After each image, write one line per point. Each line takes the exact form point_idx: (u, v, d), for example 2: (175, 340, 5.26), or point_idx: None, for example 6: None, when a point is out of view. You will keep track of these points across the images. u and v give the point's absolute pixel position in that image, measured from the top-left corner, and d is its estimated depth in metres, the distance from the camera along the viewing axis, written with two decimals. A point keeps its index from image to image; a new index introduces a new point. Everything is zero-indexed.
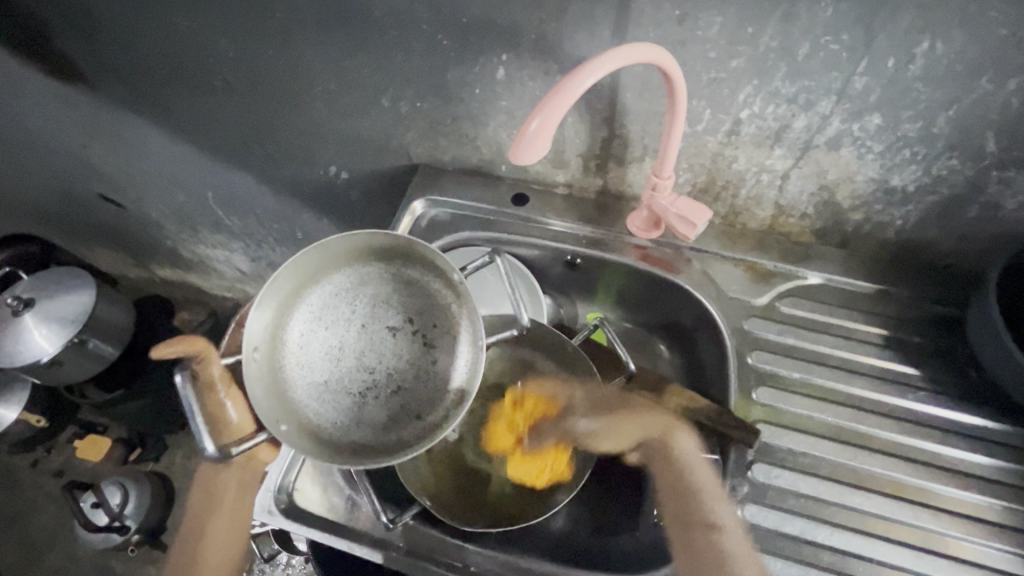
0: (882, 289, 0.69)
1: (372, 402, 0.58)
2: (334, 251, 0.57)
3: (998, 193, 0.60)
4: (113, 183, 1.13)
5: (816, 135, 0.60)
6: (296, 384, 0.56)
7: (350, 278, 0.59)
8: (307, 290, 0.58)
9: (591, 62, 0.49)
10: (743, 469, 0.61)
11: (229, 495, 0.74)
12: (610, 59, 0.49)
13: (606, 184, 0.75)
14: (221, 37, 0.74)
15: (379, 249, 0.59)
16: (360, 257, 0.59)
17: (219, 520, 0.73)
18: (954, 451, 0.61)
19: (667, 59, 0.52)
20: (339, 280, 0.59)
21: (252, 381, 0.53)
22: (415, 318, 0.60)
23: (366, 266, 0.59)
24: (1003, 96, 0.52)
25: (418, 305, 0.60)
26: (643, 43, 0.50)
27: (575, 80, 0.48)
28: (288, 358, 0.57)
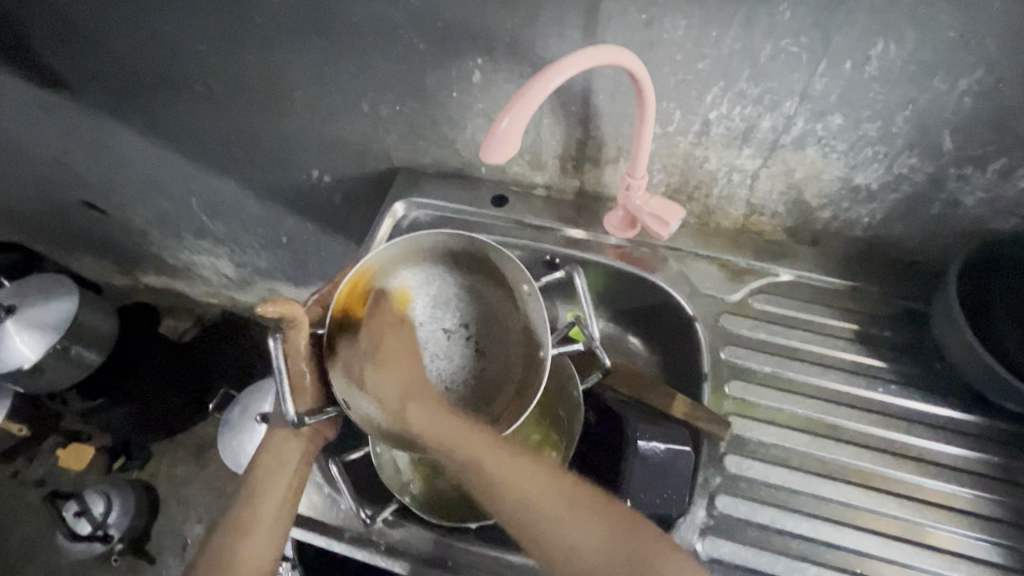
0: (852, 285, 0.71)
1: None
2: (418, 247, 0.61)
3: (957, 190, 0.62)
4: (96, 189, 1.13)
5: (782, 135, 0.62)
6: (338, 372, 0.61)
7: (418, 276, 0.61)
8: (379, 278, 0.60)
9: (546, 70, 0.51)
10: (717, 462, 0.62)
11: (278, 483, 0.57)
12: (563, 65, 0.50)
13: (583, 185, 0.77)
14: (201, 43, 0.75)
15: (453, 252, 0.62)
16: (438, 255, 0.62)
17: (261, 500, 0.57)
18: (920, 440, 0.63)
19: (621, 58, 0.52)
20: (407, 274, 0.61)
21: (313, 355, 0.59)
22: (469, 324, 0.62)
23: (441, 265, 0.62)
24: (956, 96, 0.54)
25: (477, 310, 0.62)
26: (594, 48, 0.51)
27: (540, 85, 0.50)
28: None
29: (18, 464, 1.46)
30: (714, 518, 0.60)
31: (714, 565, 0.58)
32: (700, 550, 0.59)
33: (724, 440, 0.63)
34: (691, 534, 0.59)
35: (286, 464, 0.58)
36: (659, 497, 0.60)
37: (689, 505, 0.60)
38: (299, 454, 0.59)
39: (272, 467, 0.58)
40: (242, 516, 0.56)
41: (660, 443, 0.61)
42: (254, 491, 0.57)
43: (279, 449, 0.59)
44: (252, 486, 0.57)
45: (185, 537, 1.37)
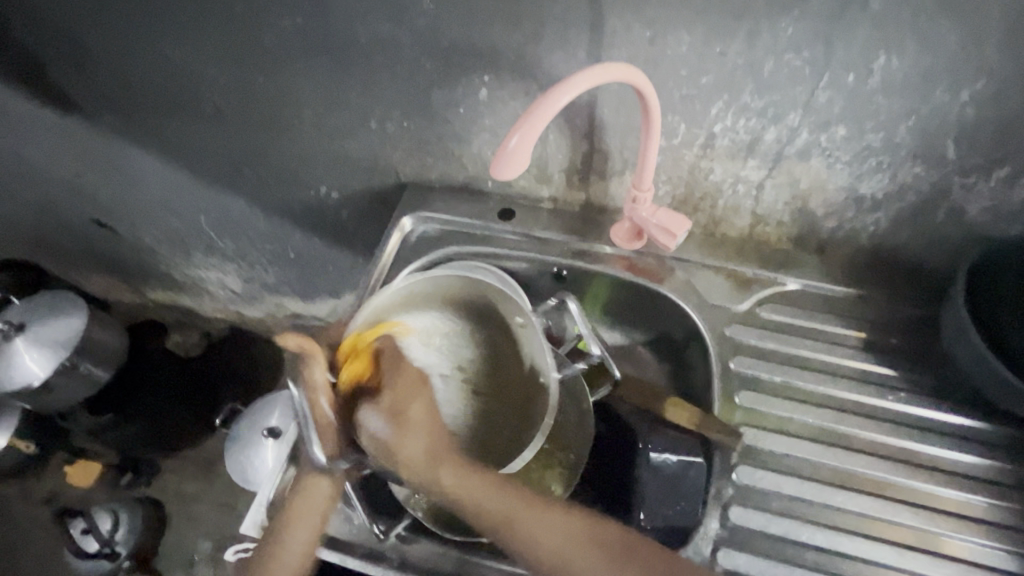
0: (859, 293, 0.71)
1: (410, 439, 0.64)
2: (415, 296, 0.65)
3: (962, 198, 0.63)
4: (105, 208, 1.14)
5: (787, 146, 0.63)
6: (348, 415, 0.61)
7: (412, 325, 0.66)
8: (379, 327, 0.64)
9: (539, 103, 0.51)
10: (728, 472, 0.62)
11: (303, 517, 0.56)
12: (554, 99, 0.51)
13: (589, 198, 0.78)
14: (210, 64, 0.76)
15: (447, 299, 0.67)
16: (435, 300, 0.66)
17: (292, 530, 0.56)
18: (933, 449, 0.63)
19: (609, 73, 0.52)
20: (401, 323, 0.65)
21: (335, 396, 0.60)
22: (464, 367, 0.66)
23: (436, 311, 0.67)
24: (958, 106, 0.55)
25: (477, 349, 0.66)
26: (583, 73, 0.52)
27: (529, 123, 0.51)
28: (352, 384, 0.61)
29: (26, 482, 1.46)
30: (728, 529, 0.60)
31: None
32: (714, 562, 0.58)
33: (735, 451, 0.62)
34: (704, 546, 0.59)
35: (318, 497, 0.57)
36: (675, 509, 0.61)
37: (701, 516, 0.60)
38: (332, 489, 0.57)
39: (304, 498, 0.56)
40: (274, 538, 0.56)
41: (672, 455, 0.62)
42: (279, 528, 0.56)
43: (309, 482, 0.57)
44: (284, 515, 0.56)
45: (193, 554, 1.36)
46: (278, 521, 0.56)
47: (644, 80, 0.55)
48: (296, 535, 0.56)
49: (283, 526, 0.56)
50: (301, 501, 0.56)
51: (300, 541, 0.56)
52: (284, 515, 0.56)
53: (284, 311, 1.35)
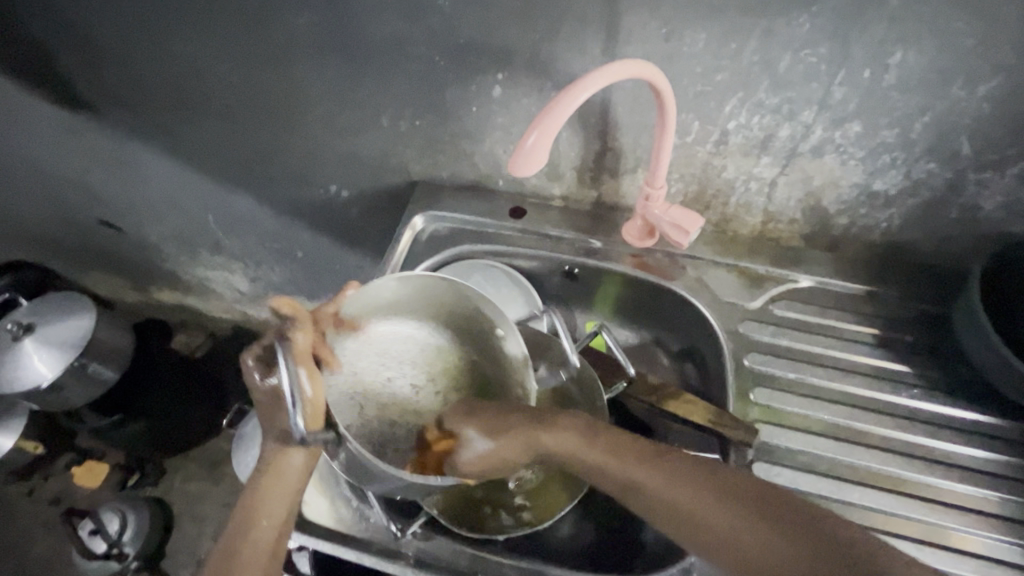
0: (871, 290, 0.71)
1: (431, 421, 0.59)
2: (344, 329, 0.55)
3: (976, 193, 0.63)
4: (114, 208, 1.14)
5: (801, 143, 0.63)
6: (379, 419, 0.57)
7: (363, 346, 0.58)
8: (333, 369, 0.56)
9: (558, 100, 0.51)
10: (744, 468, 0.62)
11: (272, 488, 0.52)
12: (570, 97, 0.51)
13: (600, 196, 0.78)
14: (223, 62, 0.76)
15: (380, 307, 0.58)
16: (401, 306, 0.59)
17: (265, 506, 0.52)
18: (947, 445, 0.63)
19: (622, 70, 0.52)
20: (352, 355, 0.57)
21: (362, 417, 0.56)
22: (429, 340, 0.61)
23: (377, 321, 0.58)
24: (974, 102, 0.55)
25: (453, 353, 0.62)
26: (598, 71, 0.52)
27: (549, 118, 0.51)
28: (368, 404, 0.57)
29: (33, 482, 1.46)
30: None
31: None
32: None
33: (751, 447, 0.62)
34: None
35: (290, 469, 0.52)
36: None
37: None
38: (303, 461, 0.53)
39: (275, 473, 0.52)
40: (248, 514, 0.52)
41: None
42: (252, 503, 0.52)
43: (279, 455, 0.52)
44: (254, 487, 0.52)
45: (200, 554, 1.37)
46: (249, 498, 0.52)
47: (656, 76, 0.54)
48: (270, 511, 0.52)
49: (254, 503, 0.52)
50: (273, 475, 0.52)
51: (273, 517, 0.52)
52: (252, 494, 0.52)
53: None
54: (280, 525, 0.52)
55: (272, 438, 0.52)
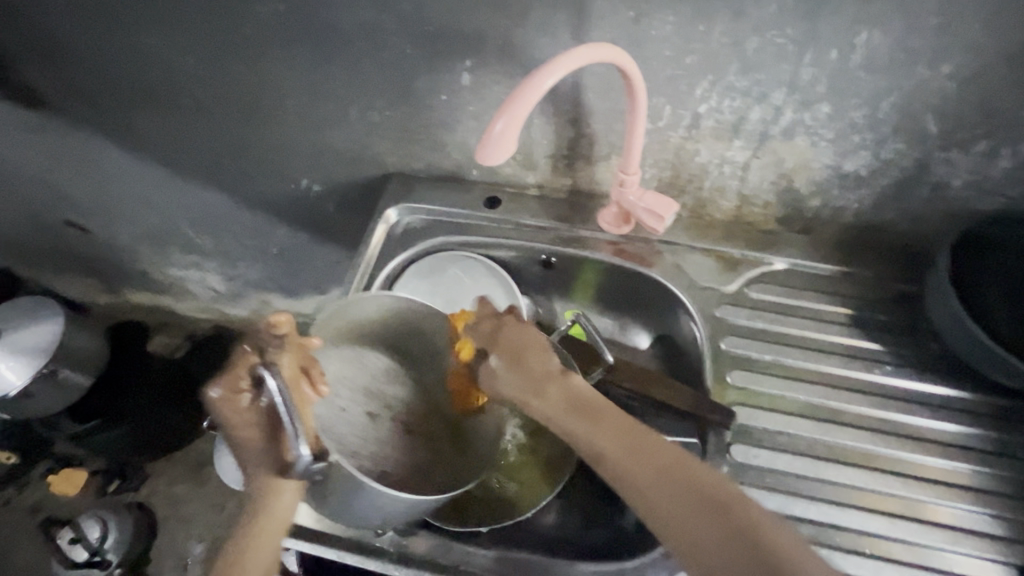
0: (845, 271, 0.72)
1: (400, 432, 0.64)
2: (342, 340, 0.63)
3: (944, 173, 0.63)
4: (80, 208, 1.10)
5: (772, 126, 0.63)
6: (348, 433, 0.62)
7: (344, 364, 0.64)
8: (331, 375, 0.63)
9: (526, 84, 0.50)
10: (723, 451, 0.62)
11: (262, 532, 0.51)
12: (538, 83, 0.50)
13: (575, 183, 0.77)
14: (184, 54, 0.74)
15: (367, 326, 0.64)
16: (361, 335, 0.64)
17: (252, 550, 0.51)
18: (921, 421, 0.64)
19: (590, 53, 0.51)
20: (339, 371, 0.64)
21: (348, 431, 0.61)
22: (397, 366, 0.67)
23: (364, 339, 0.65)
24: (939, 82, 0.56)
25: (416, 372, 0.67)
26: (566, 55, 0.51)
27: (516, 105, 0.50)
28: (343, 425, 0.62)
29: (8, 493, 1.40)
30: None
31: None
32: None
33: (729, 430, 0.63)
34: None
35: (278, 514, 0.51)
36: None
37: None
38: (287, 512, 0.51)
39: (263, 520, 0.51)
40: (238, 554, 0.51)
41: None
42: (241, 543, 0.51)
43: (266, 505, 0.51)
44: (245, 533, 0.51)
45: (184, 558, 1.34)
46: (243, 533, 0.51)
47: (626, 59, 0.54)
48: (256, 556, 0.51)
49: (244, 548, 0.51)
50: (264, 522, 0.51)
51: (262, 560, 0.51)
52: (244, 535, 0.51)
53: (270, 309, 1.32)
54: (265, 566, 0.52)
55: (252, 483, 0.50)
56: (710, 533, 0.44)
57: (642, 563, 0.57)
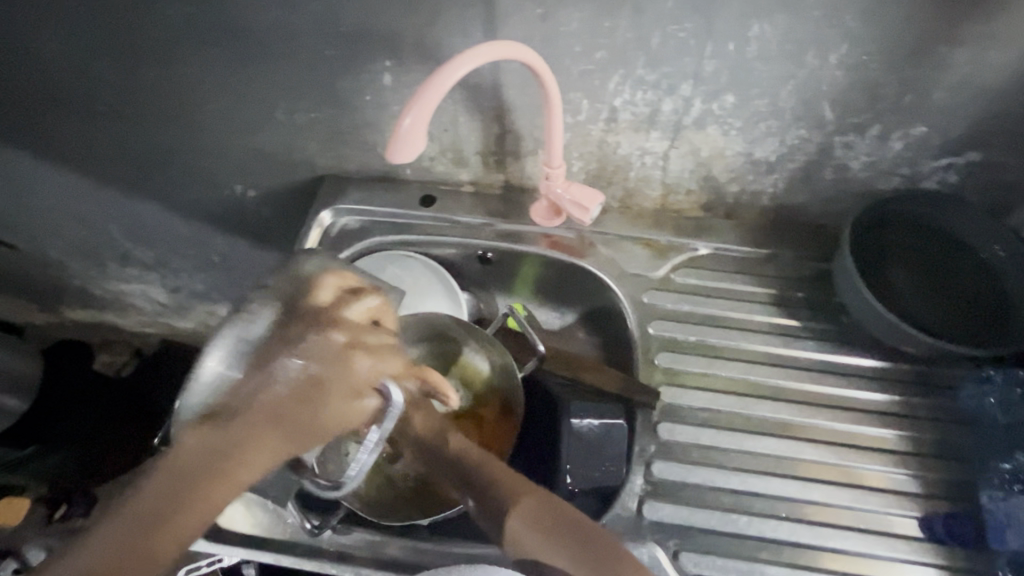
0: (767, 253, 0.75)
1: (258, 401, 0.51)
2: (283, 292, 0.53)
3: (844, 156, 0.67)
4: (4, 224, 1.06)
5: (684, 116, 0.66)
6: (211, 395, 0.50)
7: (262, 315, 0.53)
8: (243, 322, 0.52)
9: (432, 82, 0.51)
10: (651, 430, 0.64)
11: (209, 492, 0.47)
12: (443, 79, 0.51)
13: (507, 179, 0.78)
14: (97, 60, 0.72)
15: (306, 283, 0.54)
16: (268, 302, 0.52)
17: (186, 516, 0.46)
18: (833, 390, 0.67)
19: (495, 50, 0.53)
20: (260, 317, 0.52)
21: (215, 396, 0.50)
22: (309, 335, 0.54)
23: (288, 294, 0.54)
24: (829, 71, 0.59)
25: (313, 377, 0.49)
26: (470, 52, 0.52)
27: (423, 102, 0.51)
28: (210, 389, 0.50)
29: None
30: (653, 484, 0.61)
31: (656, 528, 0.59)
32: (641, 516, 0.60)
33: (657, 410, 0.65)
34: (631, 502, 0.60)
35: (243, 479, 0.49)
36: (599, 469, 0.61)
37: (628, 474, 0.62)
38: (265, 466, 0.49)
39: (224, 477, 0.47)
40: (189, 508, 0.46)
41: (594, 419, 0.61)
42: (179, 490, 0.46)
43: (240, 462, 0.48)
44: (182, 490, 0.46)
45: None
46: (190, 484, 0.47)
47: (534, 55, 0.55)
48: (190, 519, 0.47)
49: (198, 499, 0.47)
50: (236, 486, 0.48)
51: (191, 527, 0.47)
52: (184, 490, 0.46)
53: (218, 319, 1.29)
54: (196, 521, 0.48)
55: (247, 420, 0.48)
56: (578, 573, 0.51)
57: None
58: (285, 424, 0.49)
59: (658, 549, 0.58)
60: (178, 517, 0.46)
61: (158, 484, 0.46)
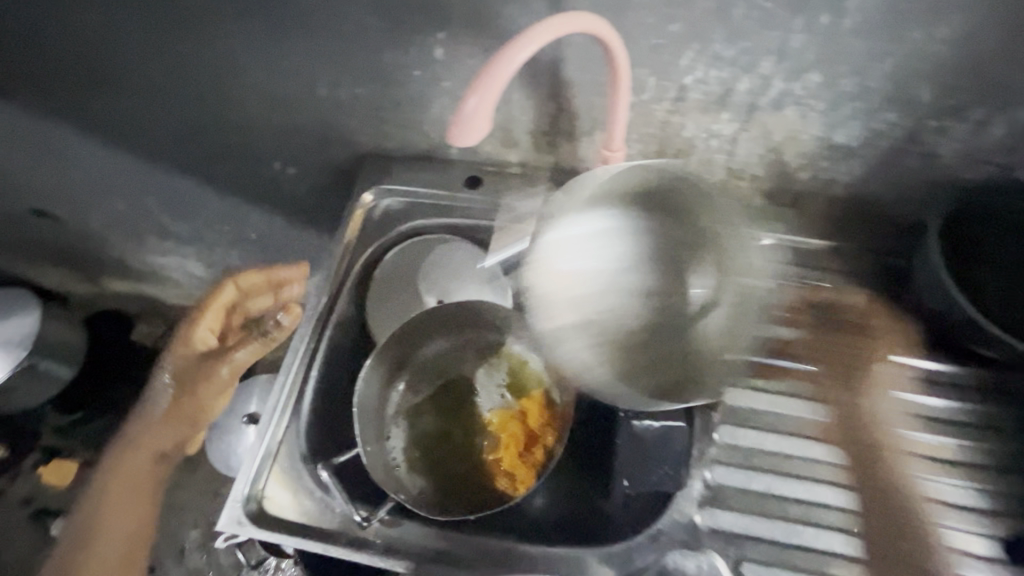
0: (836, 247, 0.70)
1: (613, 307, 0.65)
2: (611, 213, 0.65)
3: (935, 142, 0.62)
4: (47, 196, 1.06)
5: (760, 97, 0.60)
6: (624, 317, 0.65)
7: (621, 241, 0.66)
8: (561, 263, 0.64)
9: (499, 58, 0.47)
10: (710, 433, 0.61)
11: (119, 499, 0.90)
12: (512, 54, 0.46)
13: (559, 161, 0.74)
14: (138, 30, 0.69)
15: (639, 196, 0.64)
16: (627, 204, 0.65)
17: (108, 520, 0.88)
18: (905, 396, 0.64)
19: (567, 23, 0.48)
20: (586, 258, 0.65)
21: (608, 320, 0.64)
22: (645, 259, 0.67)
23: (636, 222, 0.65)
24: (933, 47, 0.53)
25: (648, 276, 0.67)
26: (540, 24, 0.47)
27: (490, 78, 0.47)
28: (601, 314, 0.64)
29: None
30: (711, 489, 0.59)
31: (715, 536, 0.57)
32: (699, 524, 0.57)
33: (717, 410, 0.62)
34: (688, 507, 0.58)
35: (134, 475, 0.90)
36: (656, 476, 0.58)
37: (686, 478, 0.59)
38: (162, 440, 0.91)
39: (121, 477, 0.90)
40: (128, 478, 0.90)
41: (652, 421, 0.59)
42: (104, 505, 0.89)
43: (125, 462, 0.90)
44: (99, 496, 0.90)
45: (183, 543, 1.22)
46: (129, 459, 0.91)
47: (608, 27, 0.50)
48: (112, 525, 0.88)
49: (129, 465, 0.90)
50: (125, 488, 0.90)
51: (117, 531, 0.88)
52: (101, 503, 0.89)
53: None
54: (158, 452, 0.92)
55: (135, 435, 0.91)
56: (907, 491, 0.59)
57: (628, 546, 0.57)
58: (156, 436, 0.91)
59: (719, 557, 0.56)
60: (87, 545, 0.86)
61: (105, 480, 0.91)
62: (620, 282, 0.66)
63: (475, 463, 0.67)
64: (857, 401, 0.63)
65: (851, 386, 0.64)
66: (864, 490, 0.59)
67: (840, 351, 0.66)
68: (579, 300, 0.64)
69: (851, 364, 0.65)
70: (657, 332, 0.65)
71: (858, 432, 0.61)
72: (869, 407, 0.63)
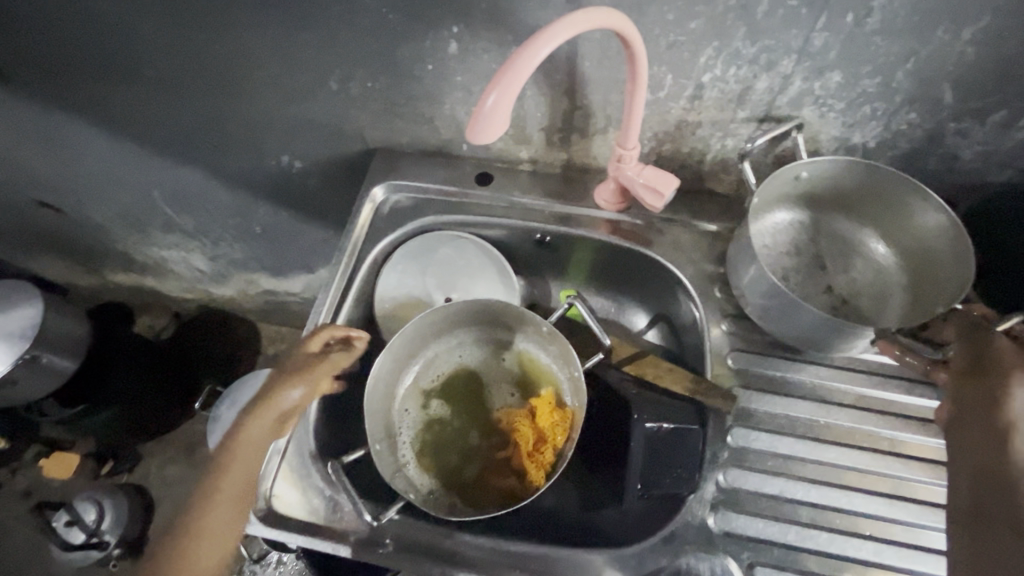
0: (858, 243, 0.68)
1: (833, 271, 0.67)
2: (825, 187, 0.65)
3: (955, 144, 0.61)
4: (50, 188, 1.05)
5: (779, 96, 0.60)
6: (824, 278, 0.67)
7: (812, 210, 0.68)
8: (778, 225, 0.68)
9: (520, 54, 0.46)
10: (723, 436, 0.61)
11: None
12: (533, 51, 0.45)
13: (571, 158, 0.73)
14: (146, 19, 0.67)
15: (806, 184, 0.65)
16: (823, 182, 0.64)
17: None
18: (925, 401, 0.62)
19: (588, 19, 0.47)
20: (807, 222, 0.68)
21: (856, 281, 0.67)
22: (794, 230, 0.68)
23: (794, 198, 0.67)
24: (959, 47, 0.52)
25: (889, 240, 0.67)
26: (563, 19, 0.46)
27: (512, 72, 0.46)
28: (856, 270, 0.67)
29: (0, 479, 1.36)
30: (724, 492, 0.59)
31: (728, 539, 0.57)
32: (712, 527, 0.57)
33: (729, 414, 0.61)
34: (701, 510, 0.58)
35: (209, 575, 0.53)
36: (671, 477, 0.59)
37: (698, 480, 0.59)
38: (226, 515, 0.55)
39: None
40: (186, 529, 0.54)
41: (665, 422, 0.61)
42: None
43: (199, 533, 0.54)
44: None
45: None
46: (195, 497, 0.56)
47: (628, 23, 0.49)
48: None
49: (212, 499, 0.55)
50: None
51: None
52: None
53: (257, 288, 1.29)
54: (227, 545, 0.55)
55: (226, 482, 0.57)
56: (972, 497, 0.48)
57: (640, 550, 0.57)
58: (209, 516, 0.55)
59: (732, 560, 0.56)
60: None
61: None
62: (889, 241, 0.67)
63: (484, 464, 0.67)
64: (1006, 391, 0.49)
65: (979, 377, 0.52)
66: (996, 488, 0.46)
67: (971, 349, 0.54)
68: (795, 270, 0.67)
69: (995, 359, 0.52)
70: (864, 288, 0.67)
71: (979, 426, 0.50)
72: (1021, 405, 0.49)
